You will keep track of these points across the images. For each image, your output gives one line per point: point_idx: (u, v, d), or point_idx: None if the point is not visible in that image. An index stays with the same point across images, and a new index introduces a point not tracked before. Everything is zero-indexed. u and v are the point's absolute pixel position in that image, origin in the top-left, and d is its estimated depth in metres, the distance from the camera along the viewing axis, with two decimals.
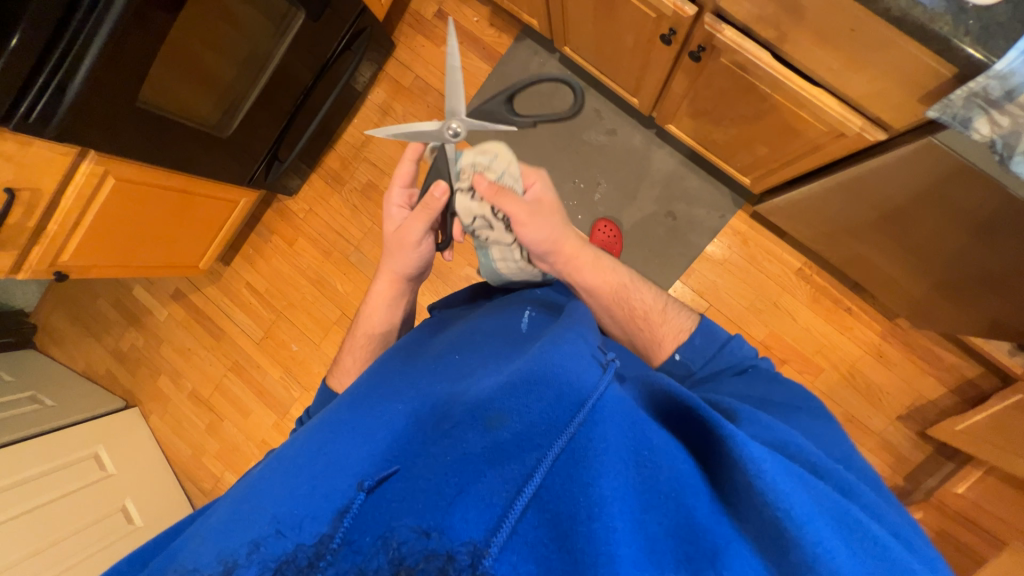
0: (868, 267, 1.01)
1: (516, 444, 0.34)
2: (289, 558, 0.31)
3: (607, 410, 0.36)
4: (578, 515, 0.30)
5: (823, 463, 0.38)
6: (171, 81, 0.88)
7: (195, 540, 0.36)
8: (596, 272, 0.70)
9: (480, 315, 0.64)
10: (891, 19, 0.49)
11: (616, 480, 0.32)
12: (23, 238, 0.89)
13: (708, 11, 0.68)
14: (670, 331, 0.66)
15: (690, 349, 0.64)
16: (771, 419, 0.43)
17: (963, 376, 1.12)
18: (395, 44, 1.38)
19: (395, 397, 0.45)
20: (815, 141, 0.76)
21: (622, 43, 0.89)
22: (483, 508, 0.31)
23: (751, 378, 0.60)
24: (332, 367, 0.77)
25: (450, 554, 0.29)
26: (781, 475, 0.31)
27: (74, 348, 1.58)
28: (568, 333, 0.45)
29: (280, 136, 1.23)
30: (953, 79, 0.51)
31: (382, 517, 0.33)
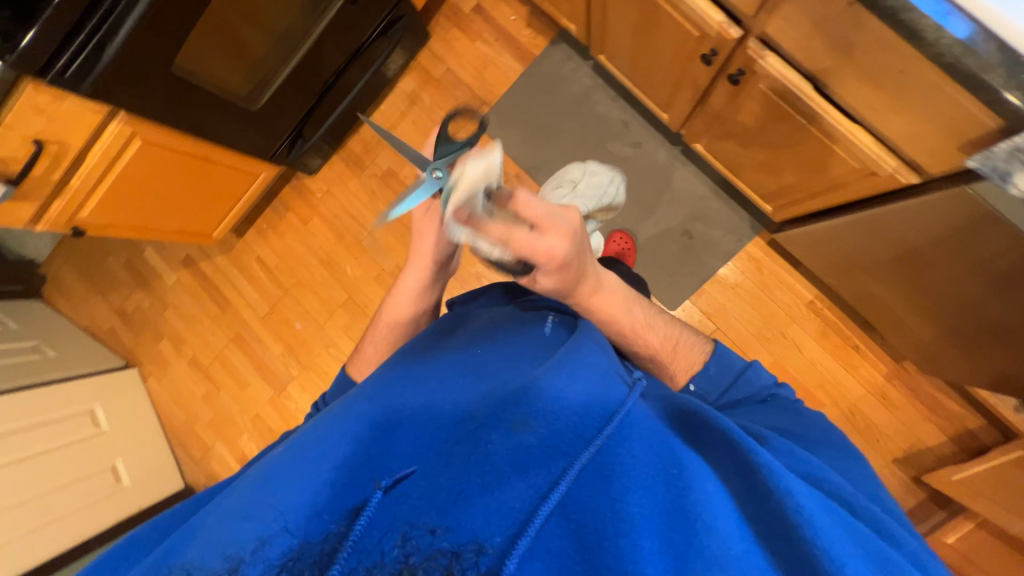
0: (882, 308, 1.00)
1: (542, 449, 0.35)
2: (294, 556, 0.32)
3: (634, 425, 0.38)
4: (604, 530, 0.31)
5: (853, 500, 0.40)
6: (205, 49, 0.88)
7: (208, 525, 0.36)
8: (610, 305, 0.63)
9: (498, 314, 0.63)
10: (943, 64, 0.48)
11: (642, 499, 0.33)
12: (45, 191, 0.90)
13: (753, 36, 0.67)
14: (683, 361, 0.62)
15: (705, 380, 0.60)
16: (794, 447, 0.45)
17: (963, 426, 1.12)
18: (430, 35, 1.38)
19: (416, 389, 0.45)
20: (845, 177, 0.76)
21: (660, 59, 0.89)
22: (504, 513, 0.32)
23: (770, 408, 0.56)
24: (354, 354, 0.78)
25: (456, 552, 0.30)
26: (818, 514, 0.33)
27: (80, 303, 1.59)
28: (591, 351, 0.47)
29: (306, 115, 1.23)
30: (997, 131, 0.50)
31: (401, 514, 0.33)
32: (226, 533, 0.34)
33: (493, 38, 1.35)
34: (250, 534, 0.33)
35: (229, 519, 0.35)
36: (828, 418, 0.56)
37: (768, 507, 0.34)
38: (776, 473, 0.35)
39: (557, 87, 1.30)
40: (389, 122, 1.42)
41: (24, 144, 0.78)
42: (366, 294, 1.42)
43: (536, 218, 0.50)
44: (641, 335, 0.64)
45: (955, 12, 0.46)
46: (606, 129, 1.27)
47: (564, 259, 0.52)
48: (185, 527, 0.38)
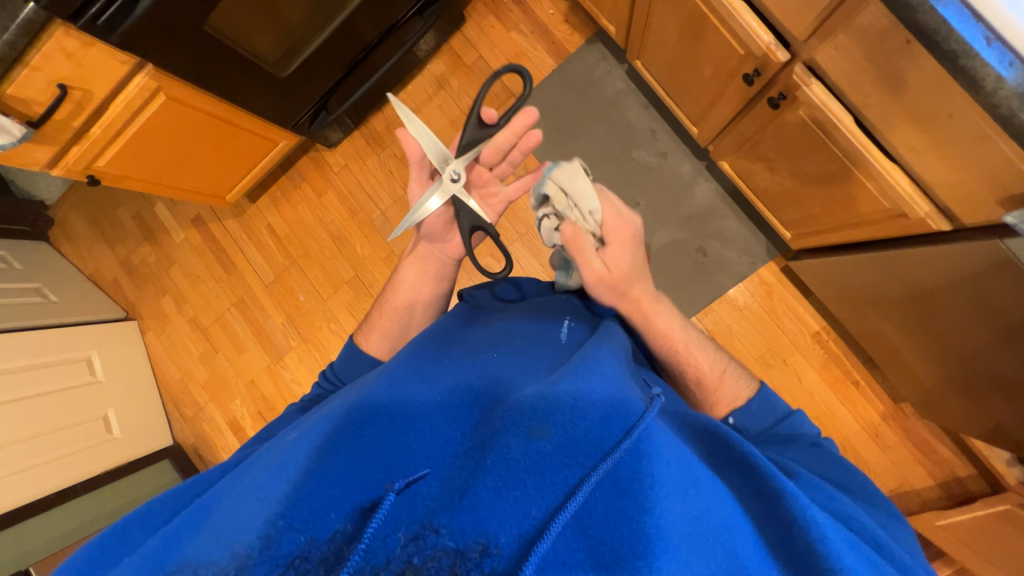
0: (889, 347, 1.00)
1: (557, 457, 0.36)
2: (302, 553, 0.33)
3: (651, 438, 0.39)
4: (621, 547, 0.32)
5: (881, 538, 0.40)
6: (239, 9, 0.87)
7: (222, 505, 0.38)
8: (661, 324, 0.65)
9: (516, 315, 0.63)
10: (997, 115, 0.47)
11: (659, 516, 0.34)
12: (66, 136, 0.89)
13: (800, 61, 0.66)
14: (728, 393, 0.61)
15: (746, 416, 0.58)
16: (823, 486, 0.45)
17: (952, 473, 1.12)
18: (466, 20, 1.36)
19: (434, 384, 0.46)
20: (874, 215, 0.75)
21: (700, 73, 0.87)
22: (516, 519, 0.33)
23: (806, 452, 0.54)
24: (362, 324, 0.78)
25: (462, 556, 0.32)
26: (843, 549, 0.35)
27: (86, 250, 1.58)
28: (610, 358, 0.48)
29: (333, 88, 1.21)
30: None
31: (414, 516, 0.35)
32: (242, 515, 0.35)
33: (529, 30, 1.33)
34: (257, 531, 0.34)
35: (241, 502, 0.37)
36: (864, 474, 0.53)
37: (791, 536, 0.36)
38: (800, 502, 0.36)
39: (587, 87, 1.28)
40: (414, 103, 1.40)
41: (49, 87, 0.77)
42: (373, 273, 1.42)
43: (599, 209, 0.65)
44: (691, 361, 0.64)
45: (1017, 62, 0.43)
46: (632, 136, 1.25)
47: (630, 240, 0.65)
48: (200, 499, 0.40)
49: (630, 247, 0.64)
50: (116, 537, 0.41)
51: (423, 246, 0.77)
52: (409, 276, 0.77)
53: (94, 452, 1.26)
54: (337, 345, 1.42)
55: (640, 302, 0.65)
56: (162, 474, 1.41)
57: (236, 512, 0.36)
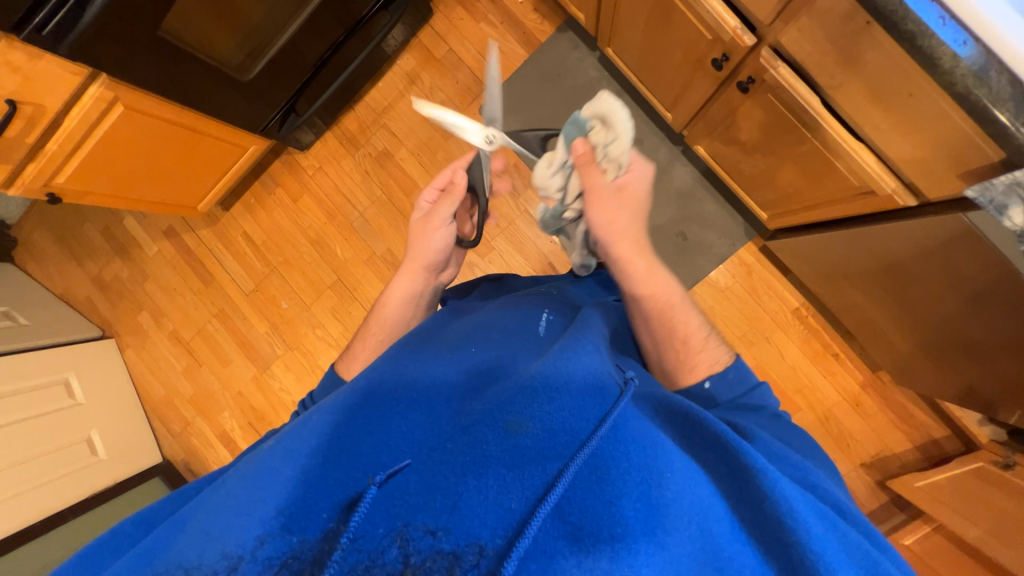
0: (866, 319, 1.02)
1: (538, 451, 0.37)
2: (291, 557, 0.34)
3: (626, 425, 0.40)
4: (601, 533, 0.34)
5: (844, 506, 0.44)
6: (197, 15, 0.84)
7: (201, 515, 0.38)
8: (654, 280, 0.67)
9: (497, 305, 0.65)
10: (953, 92, 0.48)
11: (637, 500, 0.36)
12: (19, 155, 0.85)
13: (766, 44, 0.66)
14: (705, 361, 0.63)
15: (721, 382, 0.61)
16: (790, 453, 0.48)
17: (929, 435, 1.17)
18: (434, 13, 1.33)
19: (411, 381, 0.47)
20: (845, 193, 0.76)
21: (670, 59, 0.87)
22: (499, 513, 0.34)
23: (769, 417, 0.58)
24: (341, 353, 0.76)
25: (456, 555, 0.32)
26: (812, 522, 0.37)
27: (54, 269, 1.53)
28: (586, 345, 0.49)
29: (300, 89, 1.18)
30: (998, 163, 0.51)
31: (398, 512, 0.35)
32: (224, 523, 0.36)
33: (499, 20, 1.31)
34: (250, 535, 0.35)
35: (222, 512, 0.37)
36: (807, 434, 0.59)
37: (763, 512, 0.38)
38: (772, 479, 0.38)
39: (561, 77, 1.27)
40: (386, 100, 1.37)
41: None
42: (356, 276, 1.40)
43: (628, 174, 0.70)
44: (671, 318, 0.65)
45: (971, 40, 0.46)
46: None
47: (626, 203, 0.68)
48: (177, 514, 0.40)
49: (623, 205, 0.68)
50: (94, 556, 0.41)
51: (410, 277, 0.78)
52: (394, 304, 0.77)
53: (80, 476, 1.24)
54: (323, 350, 1.41)
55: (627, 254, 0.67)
56: (154, 493, 1.39)
57: (219, 521, 0.36)
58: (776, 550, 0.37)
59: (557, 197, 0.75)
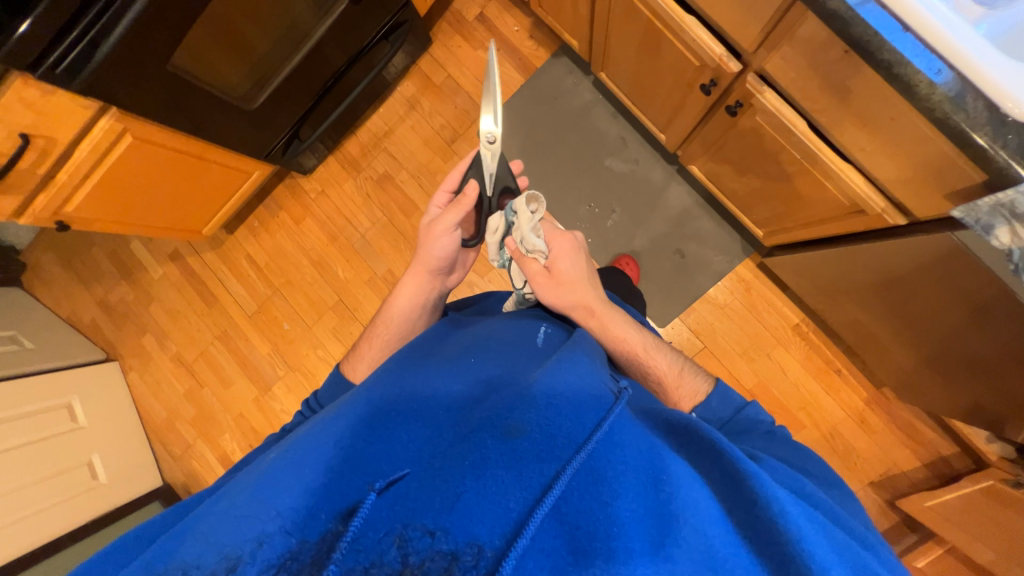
0: (867, 334, 1.02)
1: (535, 452, 0.37)
2: (291, 557, 0.35)
3: (620, 431, 0.42)
4: (599, 533, 0.34)
5: (837, 513, 0.46)
6: (207, 47, 0.88)
7: (206, 524, 0.39)
8: (622, 329, 0.72)
9: (496, 319, 0.68)
10: (934, 119, 0.48)
11: (632, 502, 0.37)
12: (31, 185, 0.88)
13: (752, 71, 0.68)
14: (686, 394, 0.69)
15: (705, 411, 0.66)
16: (778, 462, 0.51)
17: (938, 453, 1.15)
18: (433, 41, 1.38)
19: (413, 394, 0.48)
20: (836, 212, 0.77)
21: (661, 83, 0.90)
22: (497, 513, 0.34)
23: (765, 436, 0.61)
24: (349, 353, 0.81)
25: (455, 554, 0.32)
26: (804, 523, 0.37)
27: (62, 293, 1.55)
28: (581, 359, 0.51)
29: (303, 116, 1.22)
30: (982, 185, 0.51)
31: (397, 515, 0.36)
32: (231, 530, 0.37)
33: (496, 47, 1.34)
34: (248, 538, 0.36)
35: (226, 522, 0.38)
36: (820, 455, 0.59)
37: (755, 516, 0.38)
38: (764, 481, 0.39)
39: (556, 100, 1.31)
40: (387, 125, 1.41)
41: (11, 137, 0.76)
42: (357, 296, 1.41)
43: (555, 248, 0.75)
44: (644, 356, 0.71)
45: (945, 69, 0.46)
46: (603, 144, 1.28)
47: (572, 274, 0.74)
48: (179, 525, 0.41)
49: (570, 278, 0.73)
50: (93, 568, 0.41)
51: (418, 282, 0.79)
52: (398, 307, 0.80)
53: (80, 501, 1.23)
54: (325, 371, 1.41)
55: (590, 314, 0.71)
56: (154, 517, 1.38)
57: (226, 528, 0.37)
58: (766, 553, 0.36)
59: (516, 283, 0.78)
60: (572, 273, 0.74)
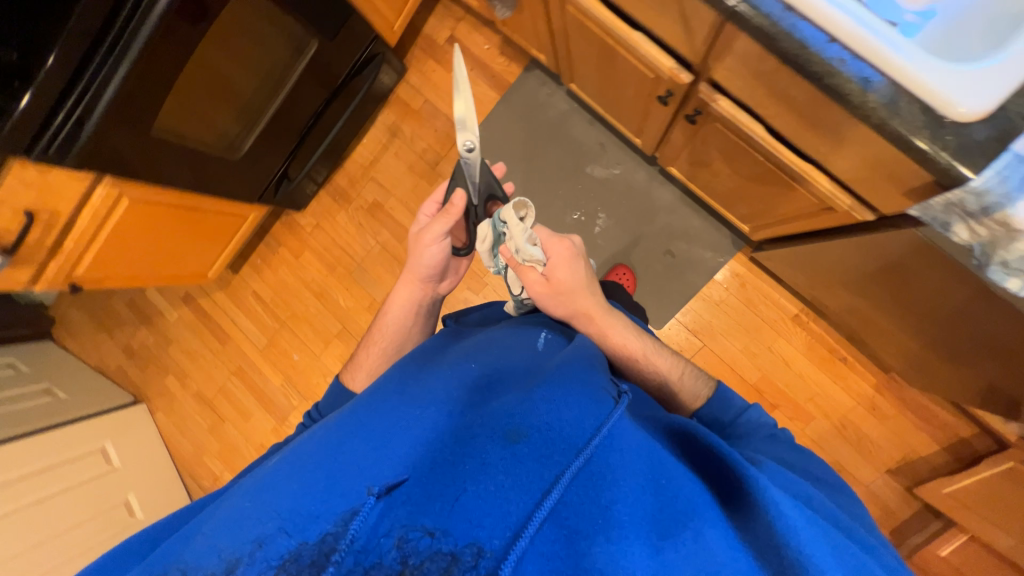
0: (868, 320, 1.00)
1: (535, 457, 0.39)
2: (290, 557, 0.36)
3: (620, 436, 0.43)
4: (596, 536, 0.36)
5: (845, 521, 0.46)
6: (190, 109, 0.93)
7: (215, 524, 0.41)
8: (621, 335, 0.73)
9: (496, 329, 0.70)
10: (871, 125, 0.48)
11: (631, 506, 0.39)
12: (41, 255, 0.94)
13: (703, 80, 0.68)
14: (686, 397, 0.71)
15: (705, 414, 0.68)
16: (793, 477, 0.49)
17: (956, 435, 1.11)
18: (408, 68, 1.41)
19: (416, 399, 0.50)
20: (809, 209, 0.76)
21: (625, 94, 0.90)
22: (499, 517, 0.36)
23: (766, 440, 0.62)
24: (348, 363, 0.84)
25: (455, 555, 0.35)
26: (806, 526, 0.38)
27: (89, 342, 1.65)
28: (582, 362, 0.52)
29: (289, 156, 1.26)
30: (935, 185, 0.49)
31: (400, 517, 0.38)
32: (237, 530, 0.39)
33: (469, 67, 1.36)
34: (249, 539, 0.38)
35: (232, 525, 0.40)
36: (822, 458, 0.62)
37: (755, 520, 0.39)
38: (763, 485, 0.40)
39: (533, 113, 1.32)
40: (372, 154, 1.44)
41: (16, 216, 0.82)
42: (360, 323, 1.45)
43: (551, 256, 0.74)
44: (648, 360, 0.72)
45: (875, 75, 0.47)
46: (584, 152, 1.28)
47: (569, 283, 0.74)
48: (187, 528, 0.44)
49: (567, 288, 0.74)
50: (116, 560, 0.45)
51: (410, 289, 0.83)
52: (393, 315, 0.84)
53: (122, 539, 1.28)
54: None
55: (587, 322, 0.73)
56: None
57: (233, 528, 0.39)
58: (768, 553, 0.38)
59: (514, 285, 0.80)
60: (570, 282, 0.74)
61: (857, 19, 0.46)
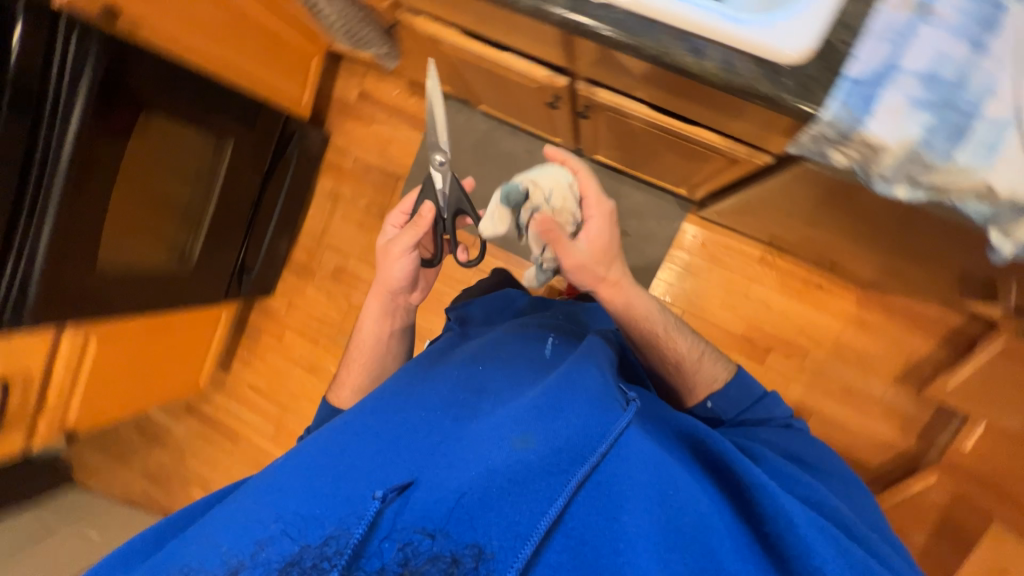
0: (825, 245, 1.01)
1: (542, 466, 0.43)
2: (292, 559, 0.40)
3: (629, 444, 0.46)
4: (604, 546, 0.40)
5: (850, 525, 0.51)
6: (127, 237, 0.96)
7: (220, 524, 0.44)
8: (639, 301, 0.72)
9: (502, 329, 0.69)
10: (718, 89, 0.51)
11: (643, 517, 0.41)
12: (26, 417, 0.97)
13: (579, 79, 0.70)
14: (705, 379, 0.73)
15: (725, 400, 0.71)
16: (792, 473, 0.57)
17: (949, 326, 1.12)
18: (331, 133, 1.44)
19: (419, 404, 0.53)
20: (722, 164, 0.78)
21: (524, 104, 0.92)
22: (508, 529, 0.40)
23: (779, 432, 0.69)
24: (332, 383, 0.84)
25: (455, 558, 0.40)
26: (812, 534, 0.43)
27: (108, 477, 1.67)
28: (588, 364, 0.54)
29: (241, 250, 1.30)
30: (799, 122, 0.51)
31: (408, 521, 0.42)
32: (238, 531, 0.42)
33: (387, 116, 1.40)
34: (251, 543, 0.41)
35: (236, 525, 0.42)
36: (833, 451, 0.69)
37: (764, 531, 0.44)
38: (772, 496, 0.45)
39: (457, 141, 1.34)
40: (321, 222, 1.47)
41: None
42: None
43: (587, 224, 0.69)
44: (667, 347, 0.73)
45: (704, 46, 0.51)
46: (515, 163, 1.31)
47: (606, 248, 0.70)
48: (184, 537, 0.45)
49: (603, 254, 0.69)
50: (112, 564, 0.46)
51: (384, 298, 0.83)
52: (369, 328, 0.84)
53: None
54: None
55: (608, 292, 0.71)
56: None
57: (237, 529, 0.42)
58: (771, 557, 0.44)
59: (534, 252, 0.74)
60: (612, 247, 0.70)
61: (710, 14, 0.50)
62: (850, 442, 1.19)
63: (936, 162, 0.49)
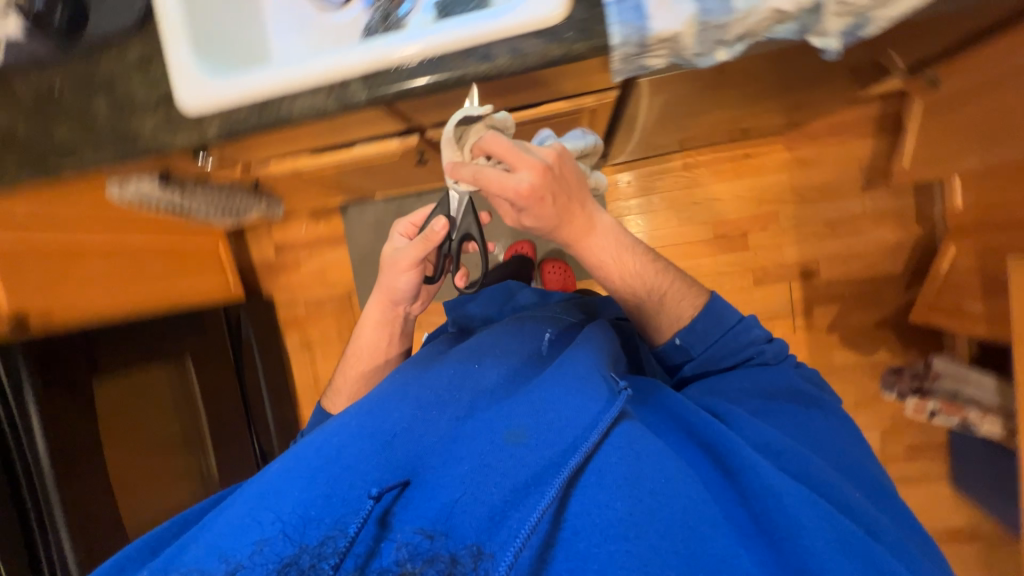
0: (726, 121, 1.06)
1: (535, 458, 0.43)
2: (288, 559, 0.38)
3: (621, 433, 0.46)
4: (598, 534, 0.39)
5: (839, 493, 0.49)
6: (146, 500, 0.94)
7: (212, 532, 0.41)
8: (603, 248, 0.61)
9: (499, 325, 0.68)
10: (522, 76, 0.53)
11: (633, 498, 0.41)
12: None
13: (427, 128, 0.74)
14: (676, 310, 0.66)
15: (691, 335, 0.64)
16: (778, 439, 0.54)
17: (871, 119, 1.17)
18: (273, 294, 1.48)
19: (422, 404, 0.52)
20: (590, 118, 0.82)
21: (407, 173, 0.97)
22: (503, 523, 0.40)
23: (751, 379, 0.63)
24: (327, 389, 0.82)
25: (455, 559, 0.37)
26: (806, 514, 0.43)
27: None
28: (582, 355, 0.56)
29: (256, 439, 1.26)
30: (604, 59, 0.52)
31: (409, 521, 0.41)
32: (234, 537, 0.40)
33: (311, 251, 1.45)
34: (248, 545, 0.39)
35: (231, 534, 0.40)
36: (809, 377, 0.66)
37: (759, 516, 0.45)
38: (760, 474, 0.46)
39: (378, 236, 1.37)
40: (310, 373, 1.49)
41: None
42: None
43: (508, 158, 0.52)
44: (632, 276, 0.63)
45: (488, 51, 0.52)
46: None
47: (540, 193, 0.52)
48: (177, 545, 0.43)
49: (541, 203, 0.52)
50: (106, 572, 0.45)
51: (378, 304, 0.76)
52: (365, 334, 0.78)
53: None
54: None
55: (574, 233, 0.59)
56: None
57: (231, 534, 0.40)
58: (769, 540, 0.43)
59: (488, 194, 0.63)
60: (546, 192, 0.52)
61: (484, 22, 0.52)
62: (865, 260, 1.22)
63: (730, 17, 0.48)
